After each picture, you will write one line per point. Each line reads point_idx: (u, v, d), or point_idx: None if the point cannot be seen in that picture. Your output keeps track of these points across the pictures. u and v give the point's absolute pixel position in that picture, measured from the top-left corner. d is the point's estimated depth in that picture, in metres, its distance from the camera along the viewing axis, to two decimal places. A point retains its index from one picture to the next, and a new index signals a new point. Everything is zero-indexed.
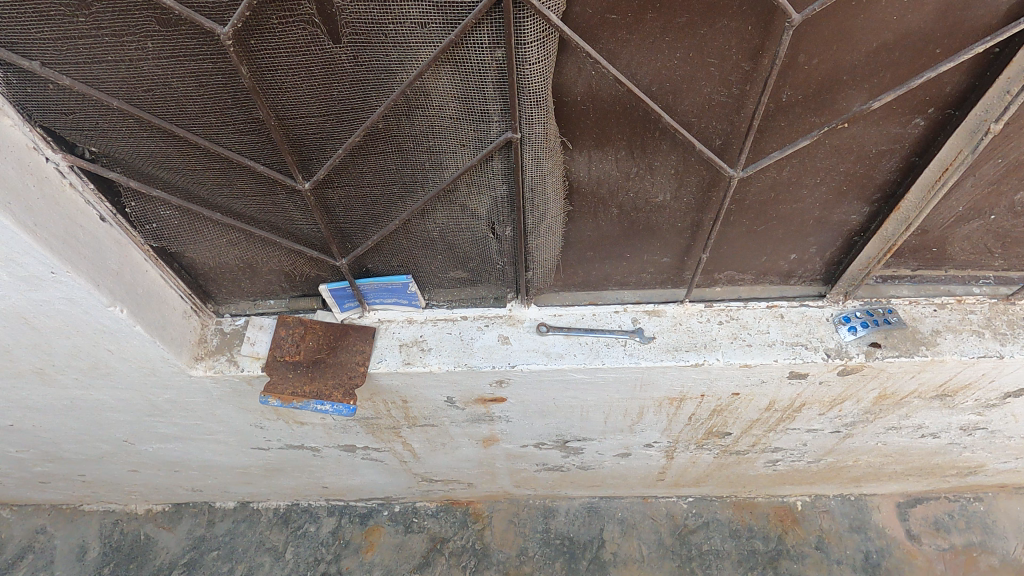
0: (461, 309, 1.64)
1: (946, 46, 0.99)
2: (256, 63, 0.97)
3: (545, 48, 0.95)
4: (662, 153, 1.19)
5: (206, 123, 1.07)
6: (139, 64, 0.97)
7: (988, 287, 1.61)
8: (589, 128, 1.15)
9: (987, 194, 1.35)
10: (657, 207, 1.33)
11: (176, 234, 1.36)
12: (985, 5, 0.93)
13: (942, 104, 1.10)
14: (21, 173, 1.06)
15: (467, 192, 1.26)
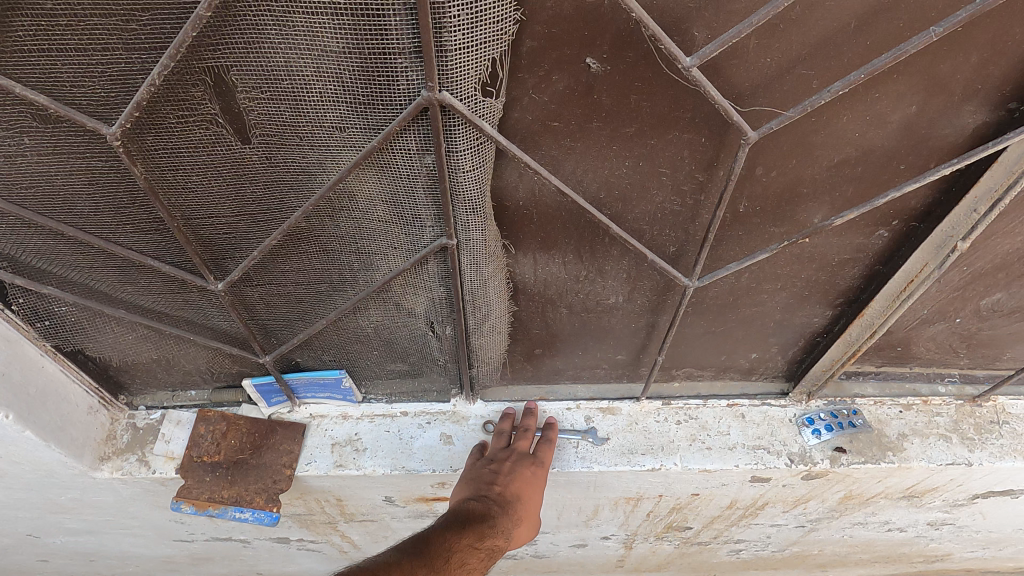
0: (402, 404, 1.51)
1: (911, 163, 0.92)
2: (153, 161, 0.86)
3: (479, 155, 0.86)
4: (613, 257, 1.11)
5: (102, 220, 0.95)
6: (17, 159, 0.85)
7: (953, 386, 1.54)
8: (533, 232, 1.06)
9: (952, 299, 1.29)
10: (610, 307, 1.24)
11: (76, 328, 1.21)
12: (952, 125, 0.87)
13: (907, 217, 1.04)
14: None
15: (402, 292, 1.15)
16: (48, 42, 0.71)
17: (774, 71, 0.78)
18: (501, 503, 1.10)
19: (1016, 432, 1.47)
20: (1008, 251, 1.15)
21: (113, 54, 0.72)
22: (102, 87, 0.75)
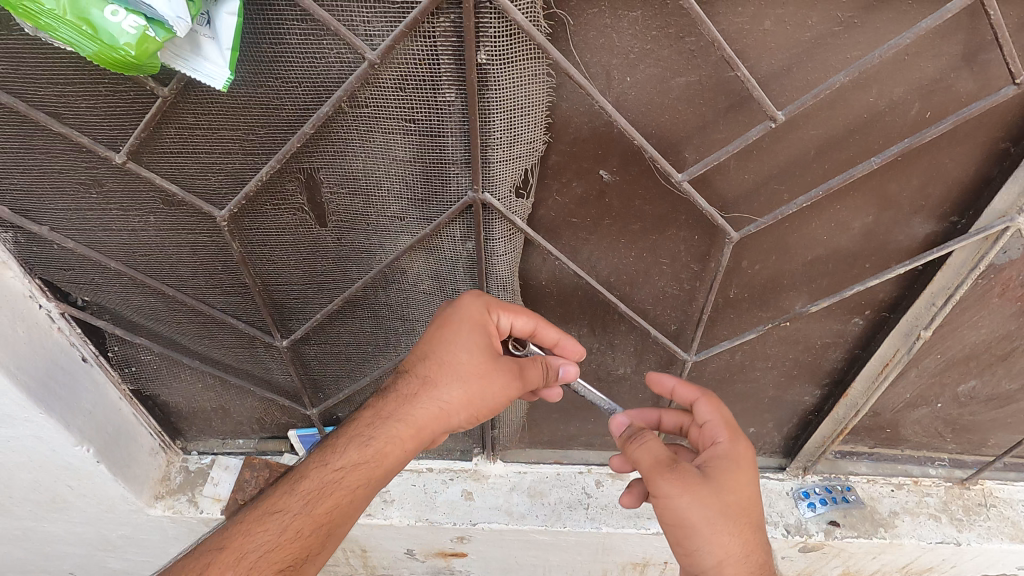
0: (428, 461, 1.65)
1: (874, 262, 1.09)
2: (248, 238, 1.06)
3: (510, 243, 1.05)
4: (622, 332, 1.27)
5: (196, 283, 1.15)
6: (141, 232, 1.06)
7: (944, 469, 1.64)
8: (553, 308, 1.23)
9: (931, 383, 1.42)
10: (619, 378, 1.40)
11: (153, 375, 1.40)
12: (905, 231, 1.04)
13: (878, 307, 1.20)
14: (15, 322, 1.13)
15: None
16: (183, 148, 0.92)
17: (751, 186, 0.97)
18: (409, 378, 1.03)
19: (1002, 516, 1.56)
20: (976, 342, 1.29)
21: (232, 158, 0.93)
22: (220, 180, 0.96)
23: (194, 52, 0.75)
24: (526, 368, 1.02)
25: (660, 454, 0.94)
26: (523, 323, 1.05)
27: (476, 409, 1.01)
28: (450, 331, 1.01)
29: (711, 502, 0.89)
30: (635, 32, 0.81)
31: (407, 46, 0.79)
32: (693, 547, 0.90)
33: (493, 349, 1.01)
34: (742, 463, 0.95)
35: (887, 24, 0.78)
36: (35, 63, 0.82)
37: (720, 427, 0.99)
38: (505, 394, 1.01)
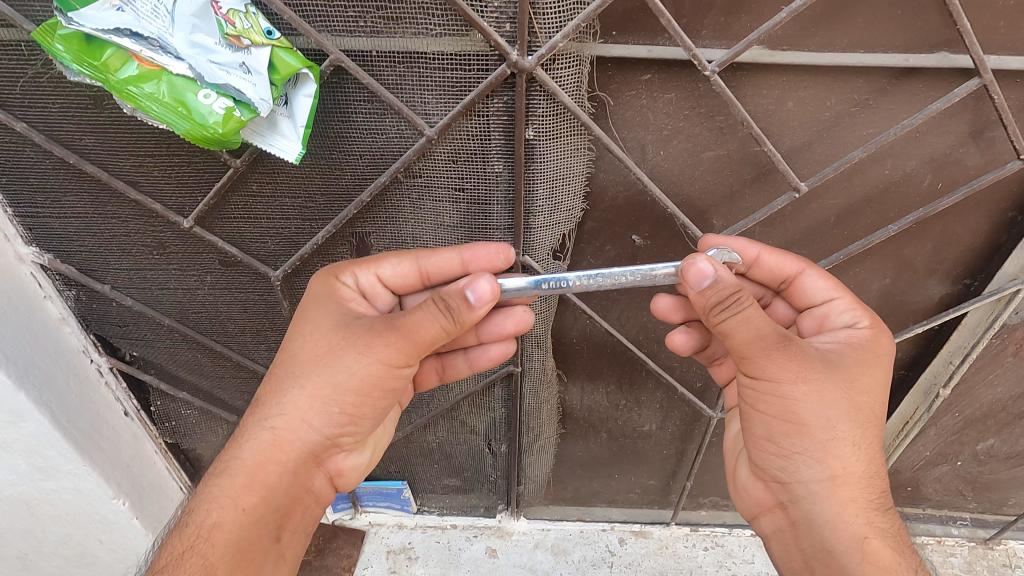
0: (452, 517, 1.66)
1: (893, 322, 1.14)
2: (297, 297, 1.12)
3: (546, 303, 1.09)
4: (648, 389, 1.32)
5: (243, 339, 1.21)
6: (196, 291, 1.12)
7: (965, 528, 1.65)
8: (582, 365, 1.28)
9: (950, 442, 1.45)
10: (644, 434, 1.43)
11: (189, 429, 1.44)
12: (921, 293, 1.10)
13: (897, 365, 1.25)
14: (67, 374, 1.16)
15: (469, 412, 1.35)
16: (245, 214, 0.99)
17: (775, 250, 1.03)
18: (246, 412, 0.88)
19: None
20: (993, 401, 1.33)
21: (289, 223, 1.00)
22: (276, 244, 1.03)
23: (272, 128, 0.82)
24: (386, 332, 0.80)
25: (758, 314, 0.71)
26: (409, 274, 0.92)
27: (334, 403, 0.83)
28: (306, 322, 0.86)
29: (833, 400, 0.74)
30: (669, 111, 0.89)
31: (462, 124, 0.86)
32: (794, 453, 0.76)
33: (340, 321, 0.85)
34: (879, 351, 0.79)
35: (900, 107, 0.86)
36: (120, 138, 0.90)
37: (858, 306, 0.83)
38: (367, 359, 0.81)
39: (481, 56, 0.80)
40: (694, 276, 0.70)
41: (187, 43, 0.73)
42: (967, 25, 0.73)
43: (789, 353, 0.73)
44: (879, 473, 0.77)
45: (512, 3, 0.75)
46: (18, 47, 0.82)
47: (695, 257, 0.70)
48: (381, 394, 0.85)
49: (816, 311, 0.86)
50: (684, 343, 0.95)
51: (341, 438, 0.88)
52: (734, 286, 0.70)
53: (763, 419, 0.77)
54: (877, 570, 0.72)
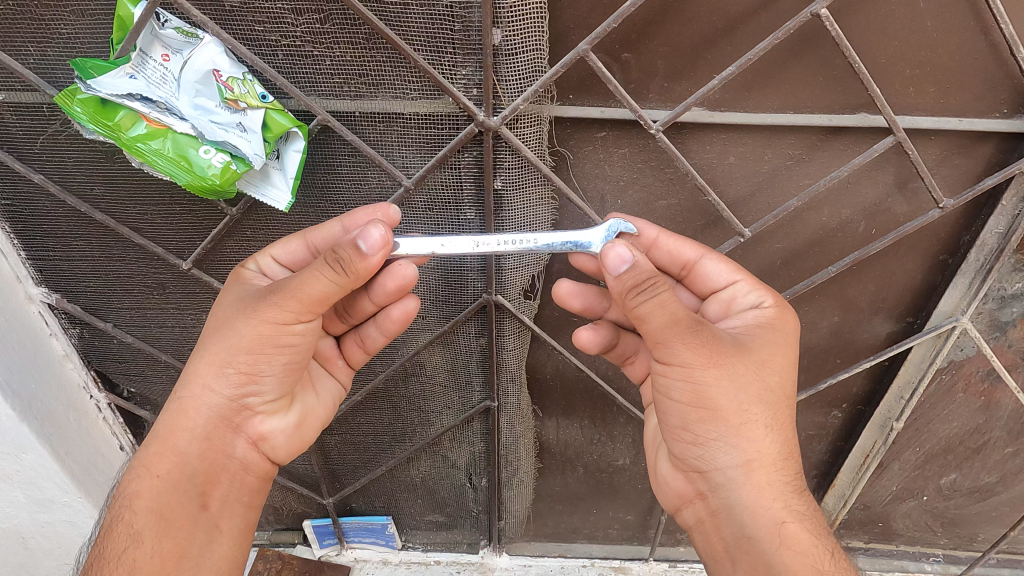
0: (436, 553, 1.69)
1: (844, 357, 1.22)
2: None
3: (519, 338, 1.17)
4: (620, 423, 1.38)
5: None
6: (193, 329, 1.20)
7: (938, 564, 1.68)
8: (557, 400, 1.36)
9: (914, 476, 1.48)
10: (619, 468, 1.49)
11: None
12: (869, 330, 1.18)
13: (853, 401, 1.32)
14: (66, 408, 1.23)
15: (449, 445, 1.41)
16: (240, 257, 1.08)
17: None
18: None
19: None
20: (949, 435, 1.36)
21: None
22: None
23: (264, 180, 0.91)
24: (273, 296, 0.80)
25: (673, 300, 0.75)
26: (299, 252, 0.90)
27: (230, 365, 0.82)
28: (214, 307, 0.88)
29: (743, 382, 0.78)
30: (623, 164, 0.99)
31: (436, 175, 0.96)
32: (710, 438, 0.79)
33: (242, 291, 0.86)
34: (784, 330, 0.84)
35: (830, 161, 0.96)
36: (128, 188, 0.99)
37: (760, 288, 0.87)
38: (257, 321, 0.81)
39: (452, 116, 0.90)
40: (612, 262, 0.75)
41: (191, 106, 0.83)
42: (876, 91, 0.82)
43: (700, 338, 0.76)
44: (792, 459, 0.81)
45: (477, 71, 0.85)
46: (40, 109, 0.92)
47: (610, 245, 0.76)
48: (282, 355, 0.83)
49: (721, 296, 0.90)
50: (592, 340, 0.96)
51: (249, 400, 0.85)
52: (650, 272, 0.75)
53: (678, 407, 0.80)
54: (795, 553, 0.76)
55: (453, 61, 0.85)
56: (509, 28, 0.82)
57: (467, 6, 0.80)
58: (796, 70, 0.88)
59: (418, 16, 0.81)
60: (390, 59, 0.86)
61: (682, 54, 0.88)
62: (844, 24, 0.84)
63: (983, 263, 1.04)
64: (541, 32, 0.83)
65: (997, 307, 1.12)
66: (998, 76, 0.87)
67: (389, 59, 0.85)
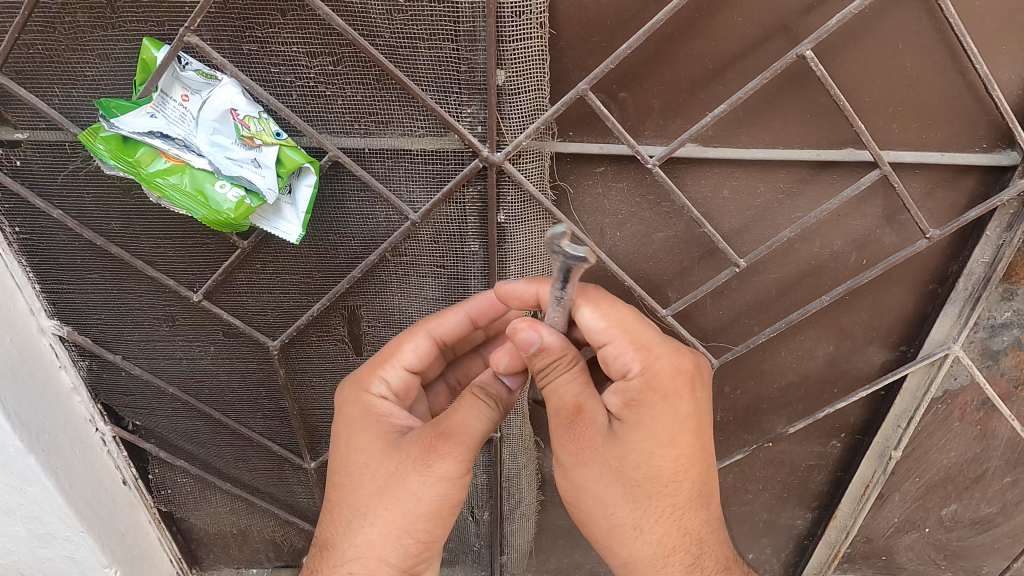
0: None
1: (841, 387, 1.24)
2: (293, 366, 1.22)
3: None
4: None
5: (240, 408, 1.29)
6: (199, 360, 1.22)
7: None
8: None
9: (915, 508, 1.45)
10: None
11: (185, 499, 1.48)
12: (864, 359, 1.20)
13: (850, 430, 1.34)
14: (73, 440, 1.22)
15: None
16: (249, 288, 1.11)
17: (726, 320, 1.15)
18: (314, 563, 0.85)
19: None
20: (947, 466, 1.36)
21: (288, 297, 1.12)
22: (276, 316, 1.14)
23: (276, 213, 0.94)
24: (445, 443, 0.78)
25: (568, 379, 0.76)
26: (430, 351, 0.92)
27: (408, 533, 0.80)
28: (353, 450, 0.84)
29: (599, 482, 0.79)
30: (622, 198, 1.03)
31: (442, 209, 0.99)
32: (595, 540, 0.84)
33: (394, 442, 0.82)
34: (654, 408, 0.77)
35: (820, 195, 1.00)
36: (143, 223, 1.03)
37: (631, 348, 0.78)
38: (434, 482, 0.78)
39: (458, 152, 0.94)
40: (521, 341, 0.74)
41: (209, 143, 0.86)
42: (861, 126, 0.86)
43: (574, 433, 0.77)
44: (682, 545, 0.83)
45: (481, 110, 0.89)
46: (63, 146, 0.96)
47: (522, 323, 0.74)
48: (448, 514, 0.82)
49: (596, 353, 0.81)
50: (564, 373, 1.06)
51: (418, 565, 0.83)
52: (560, 351, 0.75)
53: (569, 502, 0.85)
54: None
55: (459, 100, 0.89)
56: (512, 69, 0.87)
57: (472, 48, 0.85)
58: (783, 108, 0.92)
59: (426, 58, 0.86)
60: (400, 100, 0.90)
61: (677, 93, 0.92)
62: (829, 65, 0.89)
63: (972, 292, 1.08)
64: (541, 73, 0.88)
65: (988, 336, 1.15)
66: (976, 113, 0.92)
67: (398, 98, 0.90)
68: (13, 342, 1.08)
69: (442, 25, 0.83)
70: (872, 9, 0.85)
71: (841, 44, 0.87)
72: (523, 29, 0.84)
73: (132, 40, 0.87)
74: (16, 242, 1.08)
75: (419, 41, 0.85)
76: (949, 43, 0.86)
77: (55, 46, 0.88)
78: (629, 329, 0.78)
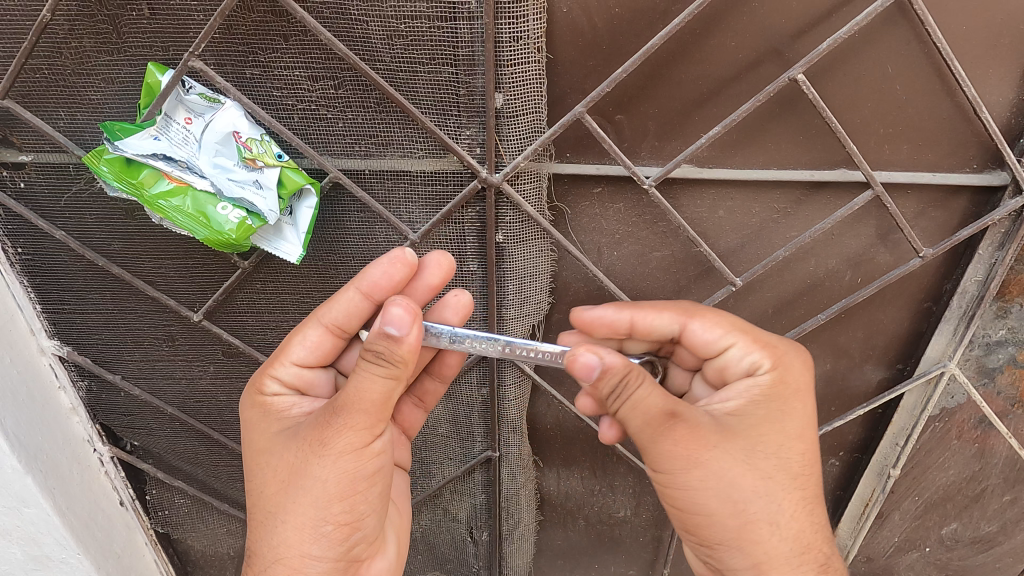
0: None
1: (839, 405, 1.25)
2: None
3: (519, 388, 1.20)
4: (620, 474, 1.40)
5: (239, 428, 1.29)
6: (199, 380, 1.23)
7: None
8: (556, 450, 1.38)
9: (915, 527, 1.45)
10: (619, 520, 1.48)
11: (182, 521, 1.47)
12: (860, 377, 1.21)
13: (849, 448, 1.34)
14: (71, 461, 1.21)
15: (450, 497, 1.41)
16: (250, 309, 1.11)
17: None
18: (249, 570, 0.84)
19: None
20: (947, 484, 1.35)
21: (287, 317, 1.12)
22: (275, 335, 1.15)
23: (277, 234, 0.95)
24: (336, 418, 0.73)
25: (655, 400, 0.71)
26: (323, 342, 0.87)
27: (324, 522, 0.76)
28: (258, 454, 0.82)
29: (732, 469, 0.73)
30: (619, 219, 1.04)
31: (442, 229, 1.01)
32: (716, 543, 0.75)
33: (292, 435, 0.79)
34: (779, 402, 0.78)
35: (814, 215, 1.01)
36: (145, 243, 1.04)
37: (753, 348, 0.81)
38: (336, 460, 0.74)
39: (457, 173, 0.96)
40: (580, 370, 0.72)
41: (211, 164, 0.88)
42: (853, 147, 0.88)
43: (687, 432, 0.71)
44: (817, 543, 0.77)
45: (480, 132, 0.91)
46: (67, 168, 0.98)
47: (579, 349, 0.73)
48: (370, 481, 0.78)
49: (716, 363, 0.84)
50: None
51: (355, 551, 0.81)
52: (620, 373, 0.71)
53: (677, 512, 0.78)
54: None
55: (458, 122, 0.91)
56: (510, 92, 0.88)
57: (471, 72, 0.87)
58: (776, 131, 0.94)
59: (425, 82, 0.88)
60: (400, 122, 0.92)
61: (672, 115, 0.94)
62: (820, 88, 0.91)
63: (966, 309, 1.08)
64: (539, 96, 0.89)
65: (983, 353, 1.16)
66: (966, 134, 0.93)
67: (398, 122, 0.92)
68: (13, 363, 1.08)
69: (441, 49, 0.85)
70: (862, 33, 0.87)
71: (832, 67, 0.89)
72: (521, 52, 0.86)
73: (137, 65, 0.89)
74: (18, 263, 1.09)
75: (419, 65, 0.87)
76: (937, 66, 0.88)
77: (62, 70, 0.89)
78: (751, 334, 0.83)
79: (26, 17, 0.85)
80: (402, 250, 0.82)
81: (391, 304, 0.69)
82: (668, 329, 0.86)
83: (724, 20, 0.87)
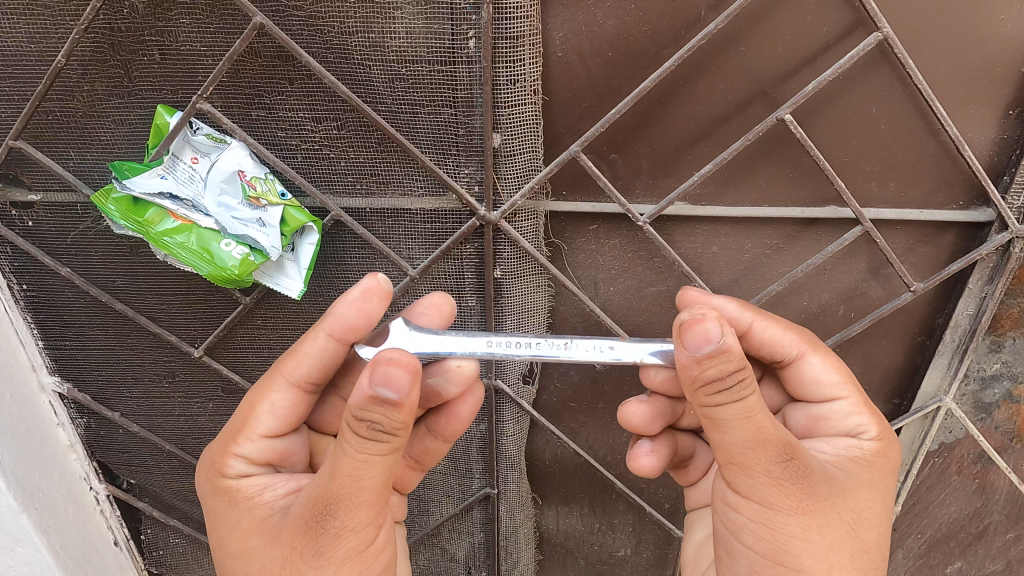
0: None
1: None
2: None
3: (517, 424, 1.20)
4: (620, 511, 1.39)
5: None
6: (198, 417, 1.23)
7: None
8: (556, 487, 1.37)
9: (919, 567, 1.42)
10: (620, 559, 1.46)
11: (177, 562, 1.45)
12: None
13: None
14: (67, 499, 1.21)
15: (449, 536, 1.39)
16: (250, 344, 1.12)
17: None
18: None
19: None
20: (948, 521, 1.34)
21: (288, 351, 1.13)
22: None
23: (279, 270, 0.97)
24: (330, 523, 0.66)
25: (759, 408, 0.64)
26: (293, 403, 0.80)
27: None
28: (235, 550, 0.74)
29: (835, 533, 0.69)
30: (615, 255, 1.06)
31: (441, 266, 1.02)
32: None
33: (277, 535, 0.71)
34: (880, 469, 0.75)
35: (806, 251, 1.03)
36: (150, 280, 1.06)
37: (864, 412, 0.78)
38: (336, 567, 0.69)
39: (456, 212, 0.98)
40: (694, 339, 0.61)
41: (216, 203, 0.90)
42: (841, 185, 0.90)
43: (789, 476, 0.66)
44: None
45: (479, 170, 0.93)
46: (75, 208, 1.00)
47: (693, 320, 0.62)
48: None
49: (814, 409, 0.80)
50: (650, 465, 0.87)
51: None
52: (737, 363, 0.61)
53: (750, 554, 0.72)
54: None
55: (457, 162, 0.93)
56: (507, 132, 0.91)
57: (470, 113, 0.90)
58: (766, 169, 0.97)
59: (426, 123, 0.91)
60: (401, 160, 0.94)
61: (664, 155, 0.97)
62: (807, 127, 0.94)
63: (959, 343, 1.09)
64: (536, 136, 0.92)
65: (979, 388, 1.17)
66: (951, 172, 0.96)
67: (399, 160, 0.94)
68: (13, 399, 1.09)
69: (442, 92, 0.88)
70: (847, 76, 0.90)
71: (819, 108, 0.92)
72: (518, 94, 0.89)
73: (147, 107, 0.92)
74: (22, 299, 1.10)
75: (419, 107, 0.90)
76: (920, 107, 0.91)
77: (73, 112, 0.92)
78: (862, 396, 0.79)
79: (41, 62, 0.88)
80: (374, 279, 0.77)
81: (383, 363, 0.63)
82: (784, 353, 0.80)
83: (713, 65, 0.90)
